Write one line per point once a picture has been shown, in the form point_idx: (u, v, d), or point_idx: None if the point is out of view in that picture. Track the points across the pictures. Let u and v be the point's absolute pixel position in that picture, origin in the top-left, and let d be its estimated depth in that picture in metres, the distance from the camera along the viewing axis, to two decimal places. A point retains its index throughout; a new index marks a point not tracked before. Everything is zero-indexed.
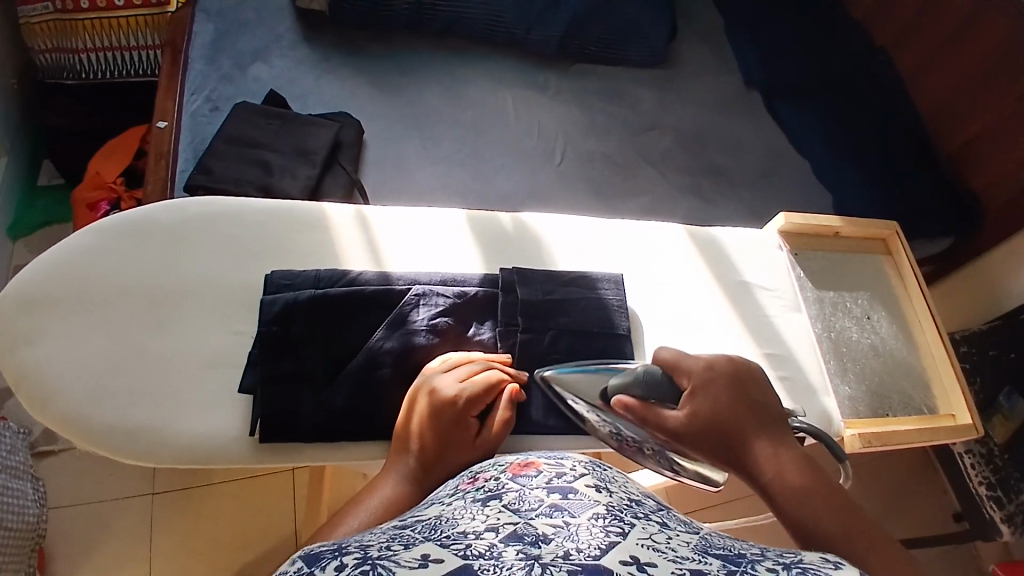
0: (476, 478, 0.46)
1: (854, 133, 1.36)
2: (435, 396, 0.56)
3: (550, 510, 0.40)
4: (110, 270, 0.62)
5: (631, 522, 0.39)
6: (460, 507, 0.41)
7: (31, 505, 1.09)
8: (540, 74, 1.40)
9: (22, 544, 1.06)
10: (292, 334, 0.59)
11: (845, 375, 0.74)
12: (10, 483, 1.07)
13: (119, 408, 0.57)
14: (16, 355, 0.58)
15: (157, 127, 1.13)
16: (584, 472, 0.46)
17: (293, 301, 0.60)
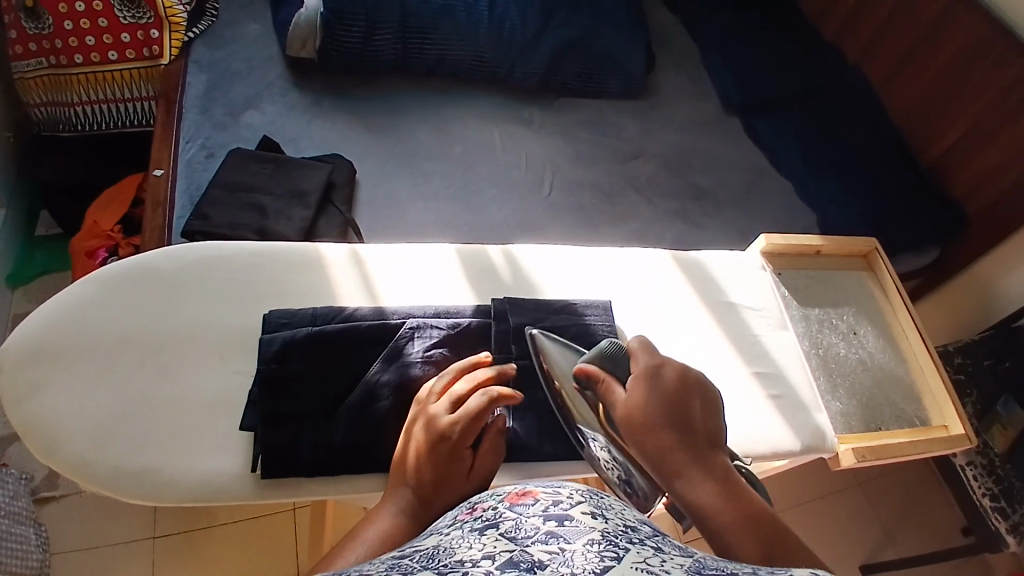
0: (475, 508, 0.46)
1: (832, 154, 1.40)
2: (432, 426, 0.56)
3: (546, 537, 0.40)
4: (109, 316, 0.63)
5: (626, 546, 0.39)
6: (458, 537, 0.42)
7: (34, 550, 1.10)
8: (525, 109, 1.45)
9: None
10: (289, 374, 0.60)
11: (835, 390, 0.75)
12: (10, 534, 1.06)
13: (119, 452, 0.57)
14: (16, 404, 0.58)
15: (153, 176, 1.16)
16: (580, 500, 0.46)
17: (290, 339, 0.61)
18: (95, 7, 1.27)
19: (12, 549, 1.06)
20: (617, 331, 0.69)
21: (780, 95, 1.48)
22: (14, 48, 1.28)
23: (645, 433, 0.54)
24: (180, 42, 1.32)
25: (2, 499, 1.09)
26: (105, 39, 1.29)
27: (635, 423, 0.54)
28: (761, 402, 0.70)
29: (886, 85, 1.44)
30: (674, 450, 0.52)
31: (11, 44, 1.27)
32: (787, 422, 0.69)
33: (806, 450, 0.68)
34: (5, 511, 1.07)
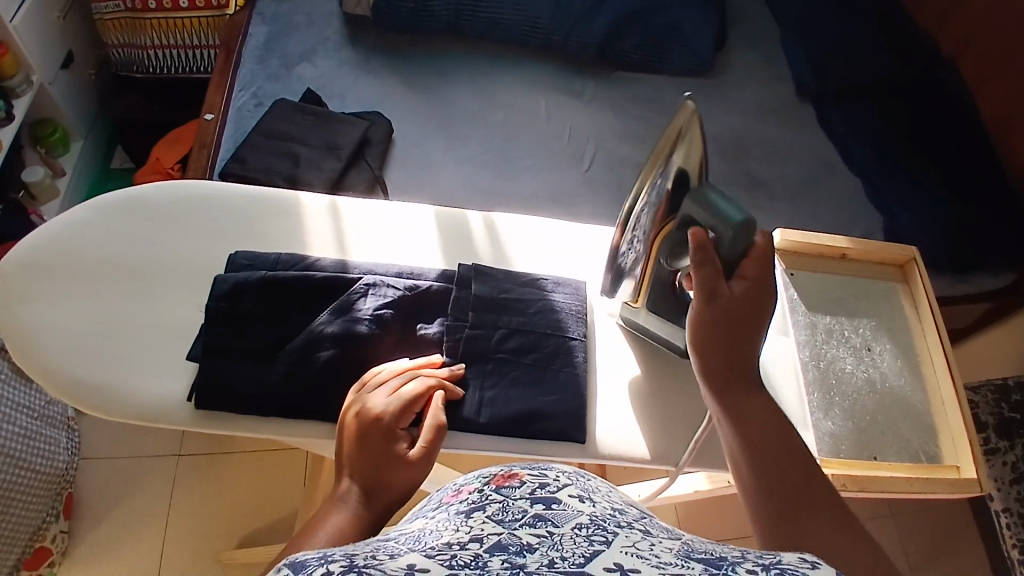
0: (460, 490, 0.45)
1: (910, 152, 1.26)
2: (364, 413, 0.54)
3: (533, 520, 0.39)
4: (100, 240, 0.65)
5: (615, 531, 0.38)
6: (444, 519, 0.41)
7: (62, 453, 1.23)
8: (576, 81, 1.41)
9: (49, 488, 1.20)
10: (241, 307, 0.61)
11: (829, 410, 0.67)
12: (45, 431, 1.21)
13: (86, 365, 0.59)
14: (8, 309, 0.62)
15: (204, 119, 1.22)
16: (567, 481, 0.45)
17: (245, 281, 0.61)
18: None
19: (40, 448, 1.19)
20: (582, 313, 0.65)
21: (861, 81, 1.34)
22: None
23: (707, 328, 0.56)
24: None
25: (39, 402, 1.21)
26: None
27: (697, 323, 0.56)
28: None
29: (984, 82, 1.28)
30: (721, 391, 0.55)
31: None
32: None
33: None
34: (42, 413, 1.21)
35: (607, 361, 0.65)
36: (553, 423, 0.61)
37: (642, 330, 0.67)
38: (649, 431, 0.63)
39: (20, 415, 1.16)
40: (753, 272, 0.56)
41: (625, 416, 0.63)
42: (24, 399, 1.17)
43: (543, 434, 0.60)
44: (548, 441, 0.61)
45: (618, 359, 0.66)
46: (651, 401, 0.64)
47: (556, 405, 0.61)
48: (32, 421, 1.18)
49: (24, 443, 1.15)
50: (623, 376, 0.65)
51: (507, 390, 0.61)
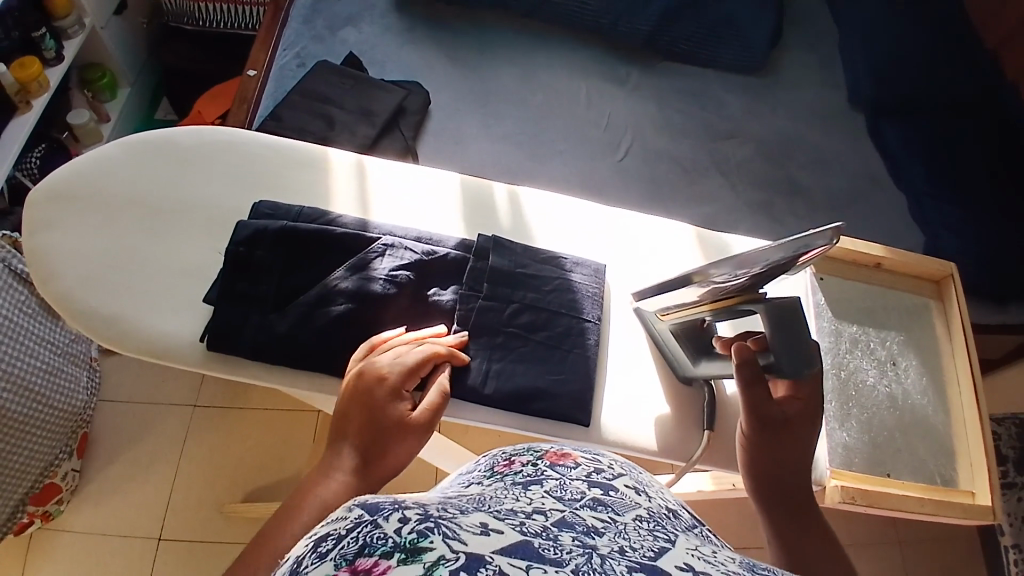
0: (513, 462, 0.46)
1: (963, 171, 1.21)
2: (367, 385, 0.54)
3: (594, 505, 0.39)
4: (124, 176, 0.65)
5: (676, 532, 0.38)
6: (502, 488, 0.42)
7: (81, 392, 1.24)
8: (620, 68, 1.39)
9: (64, 425, 1.21)
10: (255, 255, 0.61)
11: (846, 421, 0.65)
12: (66, 368, 1.22)
13: (101, 298, 0.60)
14: (30, 235, 0.62)
15: (247, 75, 1.24)
16: (621, 471, 0.46)
17: (263, 229, 0.61)
18: None
19: (60, 385, 1.19)
20: (598, 295, 0.64)
21: (918, 92, 1.28)
22: None
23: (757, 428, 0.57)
24: None
25: (63, 340, 1.21)
26: None
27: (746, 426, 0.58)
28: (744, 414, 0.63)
29: None
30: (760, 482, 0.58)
31: None
32: None
33: None
34: (64, 351, 1.21)
35: (619, 347, 0.64)
36: (557, 404, 0.60)
37: (654, 329, 0.63)
38: (664, 425, 0.61)
39: (42, 350, 1.16)
40: (806, 391, 0.58)
41: (632, 405, 0.62)
42: (48, 335, 1.18)
43: (547, 413, 0.59)
44: (552, 420, 0.60)
45: (631, 347, 0.64)
46: (661, 394, 0.62)
47: (561, 387, 0.60)
48: (54, 358, 1.18)
49: (44, 379, 1.16)
50: (634, 365, 0.63)
51: (515, 364, 0.60)
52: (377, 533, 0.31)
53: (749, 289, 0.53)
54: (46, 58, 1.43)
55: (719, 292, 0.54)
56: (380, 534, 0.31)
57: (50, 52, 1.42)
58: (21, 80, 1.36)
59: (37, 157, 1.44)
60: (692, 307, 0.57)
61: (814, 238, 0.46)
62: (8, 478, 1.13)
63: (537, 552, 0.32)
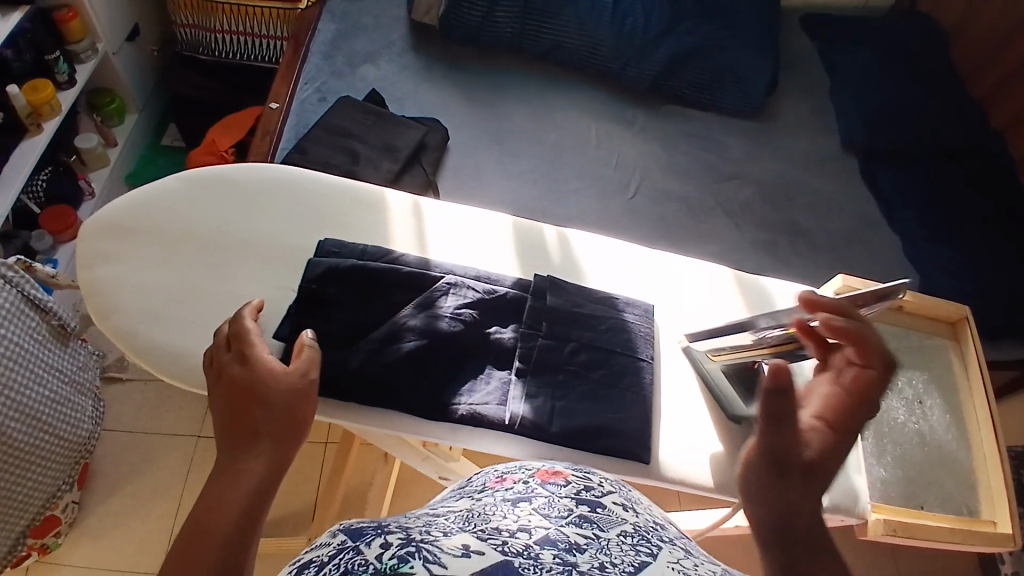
0: (505, 481, 0.51)
1: (953, 216, 1.29)
2: (245, 388, 0.54)
3: (581, 522, 0.43)
4: (185, 210, 0.66)
5: (659, 545, 0.42)
6: (491, 505, 0.46)
7: (86, 421, 1.25)
8: (628, 111, 1.44)
9: (69, 455, 1.22)
10: (328, 292, 0.62)
11: (881, 457, 0.70)
12: (73, 398, 1.23)
13: (163, 331, 0.60)
14: (89, 267, 0.63)
15: (268, 107, 1.25)
16: (610, 490, 0.50)
17: (335, 267, 0.63)
18: None
19: (67, 414, 1.20)
20: (652, 336, 0.67)
21: (909, 141, 1.37)
22: None
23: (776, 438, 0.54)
24: None
25: (71, 367, 1.23)
26: None
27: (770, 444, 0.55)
28: None
29: None
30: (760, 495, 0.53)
31: None
32: None
33: (833, 510, 0.64)
34: (71, 380, 1.22)
35: (671, 384, 0.66)
36: (618, 442, 0.61)
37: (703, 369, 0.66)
38: (718, 461, 0.63)
39: (52, 379, 1.17)
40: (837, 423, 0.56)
41: (688, 442, 0.64)
42: (57, 362, 1.19)
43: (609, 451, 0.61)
44: (612, 457, 0.61)
45: (679, 386, 0.66)
46: (712, 431, 0.65)
47: (619, 423, 0.62)
48: (62, 387, 1.19)
49: (53, 408, 1.17)
50: (687, 402, 0.65)
51: (578, 403, 0.62)
52: (356, 560, 0.35)
53: (805, 340, 0.58)
54: (59, 81, 1.43)
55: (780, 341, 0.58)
56: (361, 560, 0.36)
57: (63, 75, 1.43)
58: (33, 103, 1.37)
59: (43, 180, 1.44)
60: (739, 350, 0.61)
61: (883, 295, 0.52)
62: (13, 509, 1.12)
63: (518, 571, 0.36)
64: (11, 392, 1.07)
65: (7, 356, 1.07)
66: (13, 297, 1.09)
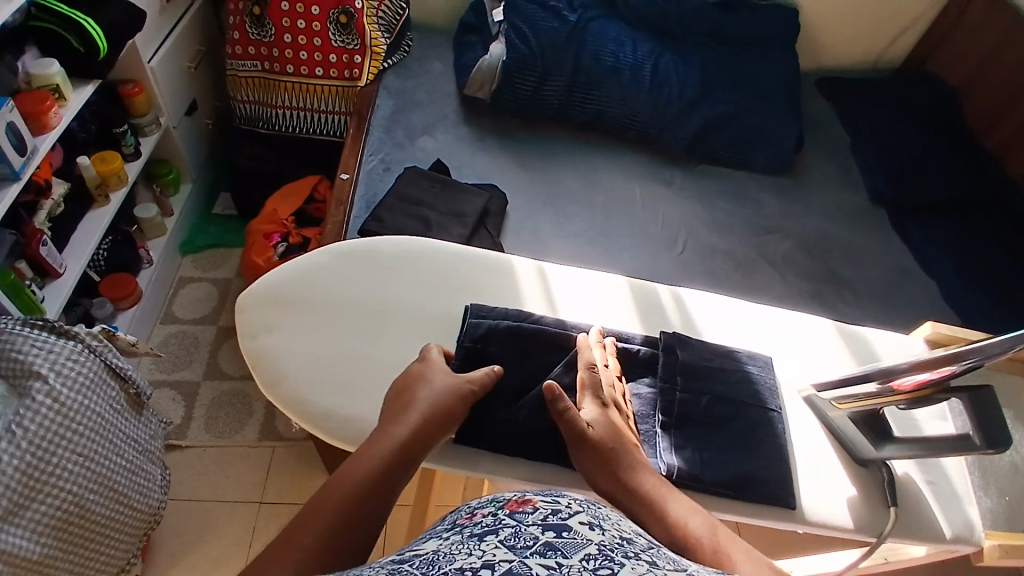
0: (475, 514, 0.52)
1: (985, 262, 1.38)
2: (416, 381, 0.69)
3: (545, 549, 0.45)
4: (336, 282, 0.81)
5: (622, 563, 0.44)
6: (457, 541, 0.48)
7: (157, 490, 1.25)
8: (667, 171, 1.54)
9: (139, 526, 1.21)
10: (489, 350, 0.76)
11: (987, 488, 0.77)
12: (145, 467, 1.23)
13: (332, 390, 0.73)
14: (260, 338, 0.77)
15: (340, 178, 1.32)
16: (578, 509, 0.52)
17: (494, 328, 0.77)
18: (313, 27, 1.48)
19: (140, 484, 1.20)
20: (775, 387, 0.77)
21: (933, 193, 1.47)
22: (236, 48, 1.52)
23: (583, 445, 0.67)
24: (377, 69, 1.53)
25: (144, 436, 1.24)
26: (316, 57, 1.51)
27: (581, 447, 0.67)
28: (917, 490, 0.73)
29: None
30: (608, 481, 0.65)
31: (233, 45, 1.52)
32: (942, 509, 0.72)
33: (955, 541, 0.71)
34: (142, 449, 1.22)
35: (800, 430, 0.75)
36: (769, 487, 0.70)
37: (829, 415, 0.75)
38: (855, 505, 0.71)
39: (129, 449, 1.18)
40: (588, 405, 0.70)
41: (825, 486, 0.72)
42: (132, 432, 1.20)
43: (757, 498, 0.70)
44: (767, 504, 0.70)
45: (808, 433, 0.75)
46: (845, 477, 0.73)
47: (764, 468, 0.71)
48: (137, 455, 1.20)
49: (127, 478, 1.17)
50: (822, 452, 0.74)
51: (720, 453, 0.72)
52: None
53: (942, 381, 0.64)
54: (125, 153, 1.49)
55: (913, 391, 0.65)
56: None
57: (130, 147, 1.49)
58: (102, 174, 1.42)
59: (105, 249, 1.47)
60: (873, 398, 0.69)
61: (1003, 343, 0.58)
62: None
63: None
64: (94, 463, 1.08)
65: (90, 427, 1.09)
66: (95, 364, 1.11)
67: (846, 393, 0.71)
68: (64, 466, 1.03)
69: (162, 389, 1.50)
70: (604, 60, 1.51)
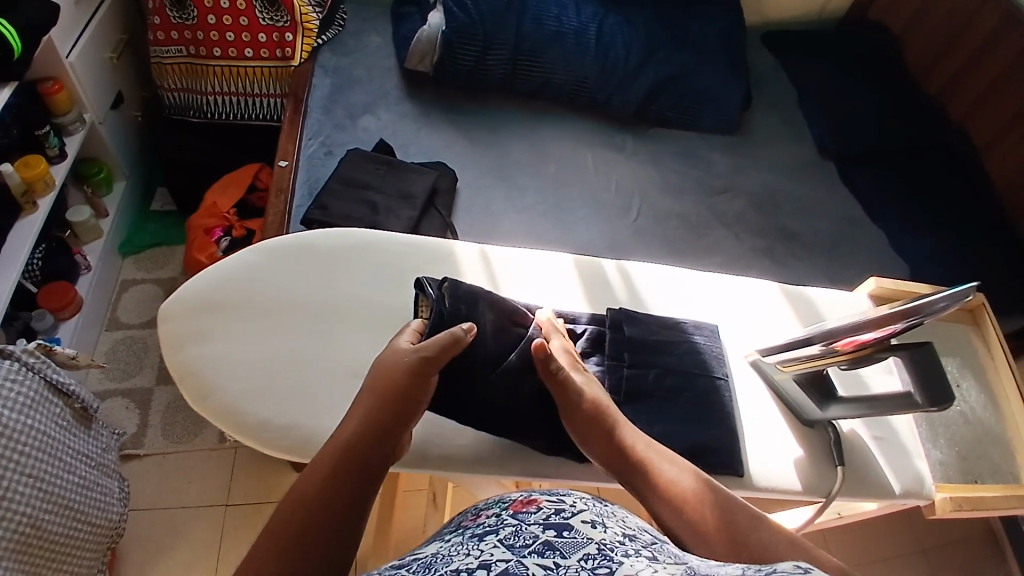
0: (479, 516, 0.57)
1: (930, 209, 1.40)
2: (382, 371, 0.67)
3: (544, 548, 0.49)
4: (268, 282, 0.78)
5: (619, 559, 0.48)
6: (460, 543, 0.52)
7: (114, 504, 1.21)
8: (618, 136, 1.51)
9: (102, 540, 1.18)
10: (463, 316, 0.73)
11: (936, 439, 0.80)
12: (100, 482, 1.19)
13: (266, 400, 0.71)
14: (188, 348, 0.74)
15: (279, 165, 1.26)
16: (580, 509, 0.56)
17: (478, 293, 0.76)
18: (238, 6, 1.41)
19: (97, 500, 1.16)
20: (721, 354, 0.78)
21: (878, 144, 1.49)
22: (158, 34, 1.42)
23: (579, 415, 0.68)
24: (310, 46, 1.46)
25: (96, 450, 1.19)
26: (243, 37, 1.43)
27: (578, 416, 0.69)
28: (864, 447, 0.75)
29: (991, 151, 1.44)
30: (602, 449, 0.67)
31: (154, 30, 1.42)
32: (890, 466, 0.73)
33: (905, 496, 0.73)
34: (96, 462, 1.18)
35: (744, 393, 0.77)
36: (720, 457, 0.71)
37: (774, 379, 0.76)
38: (803, 467, 0.73)
39: (79, 464, 1.14)
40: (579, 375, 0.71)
41: (772, 451, 0.73)
42: (83, 447, 1.16)
43: (708, 467, 0.70)
44: (719, 475, 0.71)
45: (754, 397, 0.77)
46: (791, 437, 0.75)
47: (712, 436, 0.72)
48: (89, 471, 1.16)
49: (82, 494, 1.13)
50: (768, 416, 0.75)
51: (669, 426, 0.72)
52: None
53: (882, 342, 0.63)
54: (49, 155, 1.38)
55: (857, 352, 0.65)
56: None
57: (55, 148, 1.38)
58: (27, 180, 1.31)
59: (39, 258, 1.38)
60: (814, 359, 0.68)
61: (943, 296, 0.60)
62: None
63: None
64: (42, 482, 1.03)
65: (36, 447, 1.04)
66: (34, 383, 1.05)
67: (792, 355, 0.71)
68: (14, 488, 0.98)
69: (114, 397, 1.45)
70: (546, 25, 1.47)
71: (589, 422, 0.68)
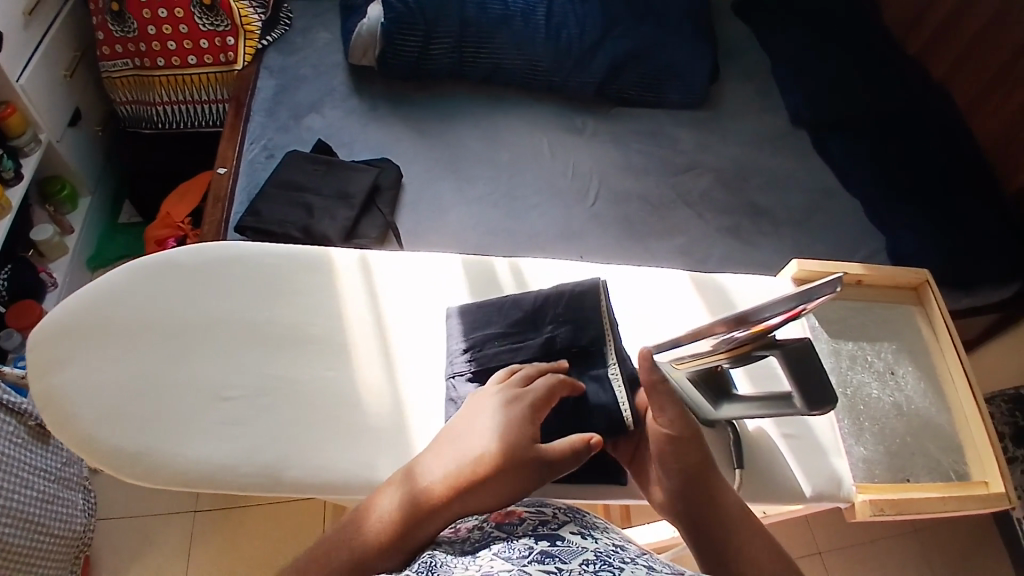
0: (464, 530, 0.61)
1: (909, 175, 1.31)
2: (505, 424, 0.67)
3: (542, 555, 0.51)
4: (134, 303, 0.81)
5: (618, 562, 0.49)
6: (453, 559, 0.54)
7: (79, 515, 1.22)
8: (576, 118, 1.45)
9: (66, 551, 1.20)
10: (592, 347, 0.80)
11: (861, 437, 0.83)
12: (61, 494, 1.19)
13: (123, 426, 0.74)
14: (50, 374, 0.76)
15: (217, 173, 1.24)
16: (563, 520, 0.59)
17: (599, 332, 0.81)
18: (177, 14, 1.40)
19: (59, 512, 1.17)
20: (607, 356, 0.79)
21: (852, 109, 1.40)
22: (104, 49, 1.43)
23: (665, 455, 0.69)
24: (253, 49, 1.44)
25: (56, 465, 1.19)
26: (186, 45, 1.42)
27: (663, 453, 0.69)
28: (772, 445, 0.78)
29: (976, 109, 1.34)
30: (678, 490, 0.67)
31: (101, 45, 1.43)
32: (801, 467, 0.77)
33: (817, 498, 0.77)
34: (58, 477, 1.18)
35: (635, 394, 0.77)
36: None
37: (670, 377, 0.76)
38: None
39: (37, 480, 1.14)
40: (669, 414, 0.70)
41: None
42: (41, 463, 1.16)
43: None
44: None
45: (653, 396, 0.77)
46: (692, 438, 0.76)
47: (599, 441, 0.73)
48: (49, 485, 1.16)
49: (42, 508, 1.14)
50: None
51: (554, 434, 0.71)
52: None
53: (760, 337, 0.63)
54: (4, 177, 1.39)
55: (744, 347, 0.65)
56: None
57: (9, 171, 1.39)
58: None
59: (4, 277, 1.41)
60: (703, 355, 0.69)
61: (814, 292, 0.56)
62: None
63: None
64: None
65: None
66: None
67: (687, 350, 0.71)
68: None
69: None
70: (492, 9, 1.42)
71: (674, 461, 0.68)
